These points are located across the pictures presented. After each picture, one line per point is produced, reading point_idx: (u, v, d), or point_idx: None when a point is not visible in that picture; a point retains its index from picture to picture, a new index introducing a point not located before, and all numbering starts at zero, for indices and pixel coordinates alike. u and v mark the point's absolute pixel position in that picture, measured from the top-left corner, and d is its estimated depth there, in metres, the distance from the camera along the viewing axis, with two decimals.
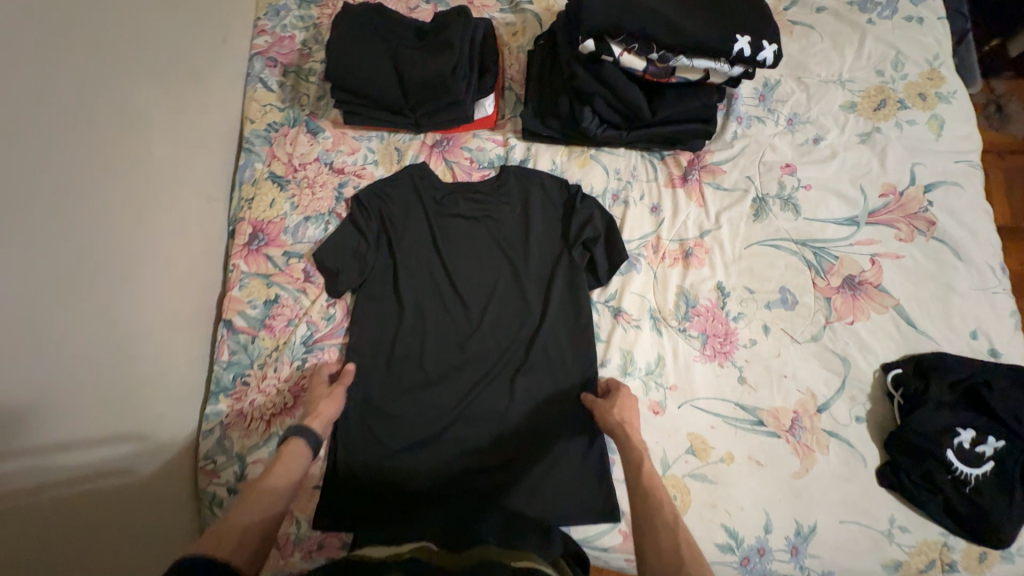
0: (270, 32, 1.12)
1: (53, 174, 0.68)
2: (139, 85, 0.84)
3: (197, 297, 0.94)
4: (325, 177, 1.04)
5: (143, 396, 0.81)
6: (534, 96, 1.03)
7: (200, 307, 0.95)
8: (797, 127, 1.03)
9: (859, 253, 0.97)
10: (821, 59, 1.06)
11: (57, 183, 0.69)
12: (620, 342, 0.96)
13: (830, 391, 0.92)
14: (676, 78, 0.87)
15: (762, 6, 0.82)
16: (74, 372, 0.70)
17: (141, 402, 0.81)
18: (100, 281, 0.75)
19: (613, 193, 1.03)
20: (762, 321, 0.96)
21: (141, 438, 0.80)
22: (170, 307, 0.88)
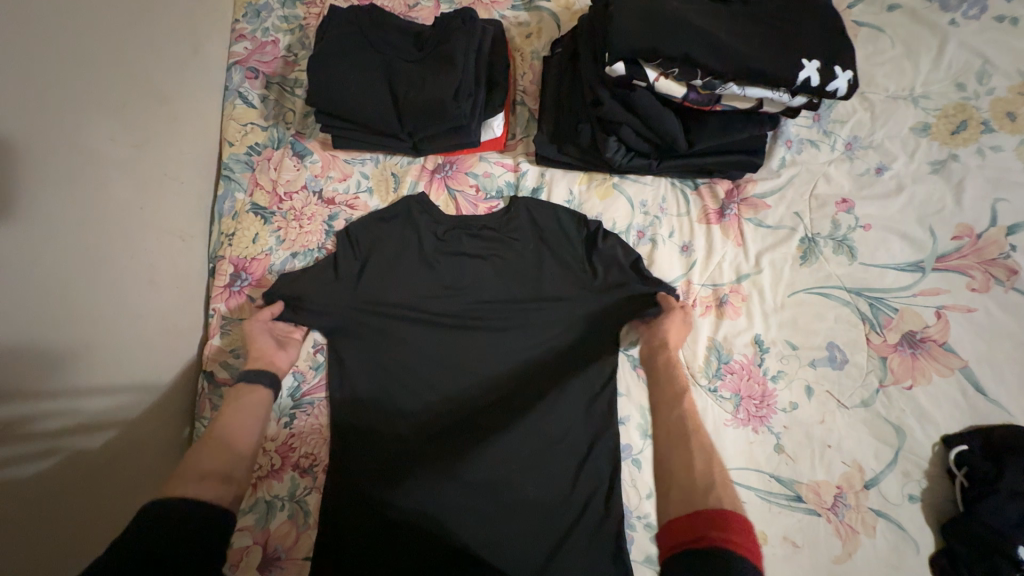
0: (250, 37, 0.99)
1: None
2: (92, 116, 0.71)
3: (175, 349, 0.85)
4: (314, 208, 0.93)
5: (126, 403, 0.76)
6: (549, 117, 0.89)
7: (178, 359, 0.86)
8: (857, 152, 0.89)
9: (923, 305, 0.84)
10: (889, 70, 0.90)
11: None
12: (642, 401, 0.86)
13: (880, 465, 0.81)
14: (721, 107, 0.73)
15: (833, 22, 0.68)
16: (30, 418, 0.63)
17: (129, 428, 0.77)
18: (50, 356, 0.65)
19: (638, 229, 0.90)
20: (804, 382, 0.84)
21: (135, 429, 0.77)
22: (141, 360, 0.79)
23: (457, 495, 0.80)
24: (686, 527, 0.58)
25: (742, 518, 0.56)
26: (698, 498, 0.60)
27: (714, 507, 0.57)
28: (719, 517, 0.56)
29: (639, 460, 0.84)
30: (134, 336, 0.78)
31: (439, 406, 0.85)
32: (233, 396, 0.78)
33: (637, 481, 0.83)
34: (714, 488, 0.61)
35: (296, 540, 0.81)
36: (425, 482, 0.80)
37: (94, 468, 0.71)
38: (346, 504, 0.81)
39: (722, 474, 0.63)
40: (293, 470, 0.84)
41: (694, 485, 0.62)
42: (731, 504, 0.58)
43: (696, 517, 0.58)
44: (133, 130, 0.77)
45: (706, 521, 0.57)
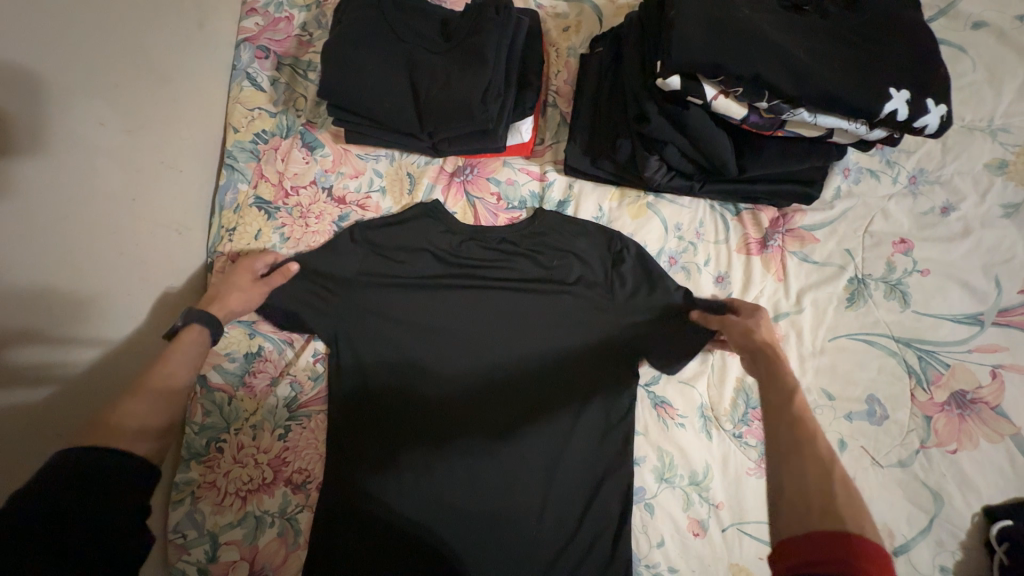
0: (262, 12, 0.92)
1: None
2: (85, 95, 0.64)
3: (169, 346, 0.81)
4: (322, 205, 0.86)
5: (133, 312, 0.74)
6: (585, 125, 0.82)
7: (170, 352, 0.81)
8: (921, 188, 0.81)
9: (978, 361, 0.76)
10: (967, 96, 0.81)
11: None
12: (660, 441, 0.80)
13: (912, 531, 0.73)
14: (784, 132, 0.66)
15: (919, 48, 0.60)
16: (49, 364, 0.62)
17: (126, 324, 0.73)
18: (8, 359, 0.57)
19: (670, 255, 0.83)
20: (838, 435, 0.77)
21: (139, 311, 0.75)
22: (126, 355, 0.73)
23: (452, 519, 0.75)
24: (807, 546, 0.44)
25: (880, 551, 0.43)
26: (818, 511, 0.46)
27: (841, 531, 0.44)
28: (846, 546, 0.43)
29: (652, 504, 0.78)
30: (118, 336, 0.72)
31: (430, 427, 0.78)
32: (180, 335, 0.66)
33: (648, 527, 0.77)
34: (837, 504, 0.46)
35: (284, 559, 0.77)
36: (418, 509, 0.76)
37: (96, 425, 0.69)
38: (334, 529, 0.75)
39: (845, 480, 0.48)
40: (285, 486, 0.79)
41: (811, 491, 0.48)
42: (859, 526, 0.44)
43: (819, 538, 0.44)
44: (128, 113, 0.70)
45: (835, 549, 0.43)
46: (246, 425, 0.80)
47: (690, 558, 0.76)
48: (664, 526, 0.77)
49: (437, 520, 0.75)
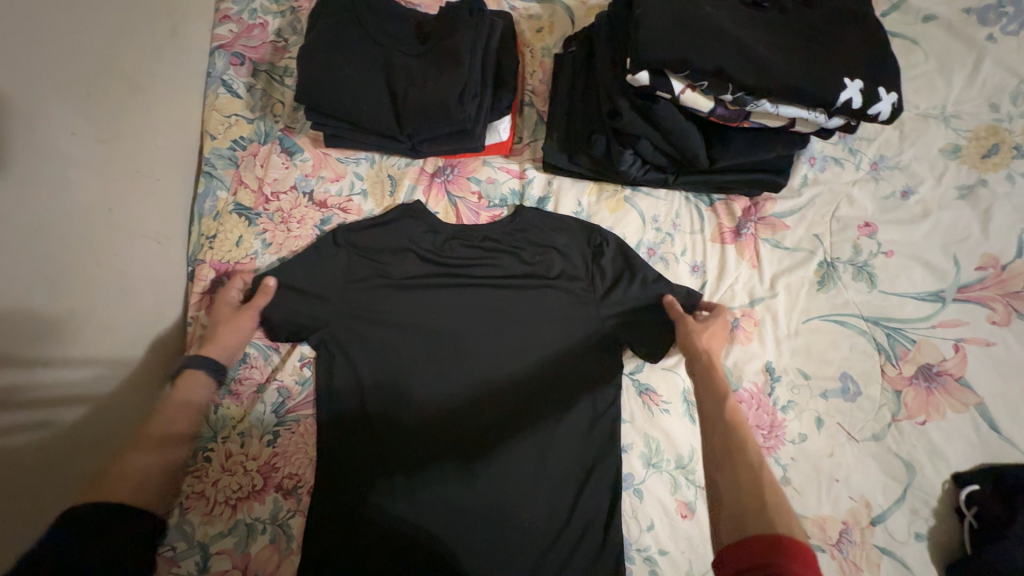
0: (236, 19, 0.92)
1: None
2: (60, 106, 0.64)
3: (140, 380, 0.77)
4: (303, 210, 0.86)
5: (114, 323, 0.73)
6: (561, 123, 0.84)
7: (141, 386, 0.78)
8: (882, 174, 0.85)
9: (941, 336, 0.80)
10: (920, 85, 0.86)
11: None
12: (646, 427, 0.82)
13: (888, 501, 0.77)
14: (750, 123, 0.69)
15: (870, 40, 0.64)
16: (34, 377, 0.61)
17: (109, 336, 0.72)
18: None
19: (649, 246, 0.85)
20: (814, 413, 0.80)
21: (121, 321, 0.74)
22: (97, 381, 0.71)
23: (444, 515, 0.76)
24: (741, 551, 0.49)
25: (800, 544, 0.48)
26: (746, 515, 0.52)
27: (775, 533, 0.48)
28: (776, 545, 0.47)
29: (640, 489, 0.80)
30: (101, 348, 0.71)
31: (420, 425, 0.79)
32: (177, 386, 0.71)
33: (638, 512, 0.79)
34: (769, 509, 0.52)
35: (277, 566, 0.76)
36: (410, 506, 0.76)
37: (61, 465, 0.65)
38: (327, 532, 0.75)
39: (773, 489, 0.54)
40: (276, 492, 0.78)
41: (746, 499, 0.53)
42: (788, 528, 0.49)
43: (753, 542, 0.49)
44: (103, 123, 0.70)
45: (766, 547, 0.48)
46: (231, 431, 0.80)
47: (680, 539, 0.78)
48: (654, 510, 0.79)
49: (429, 517, 0.76)
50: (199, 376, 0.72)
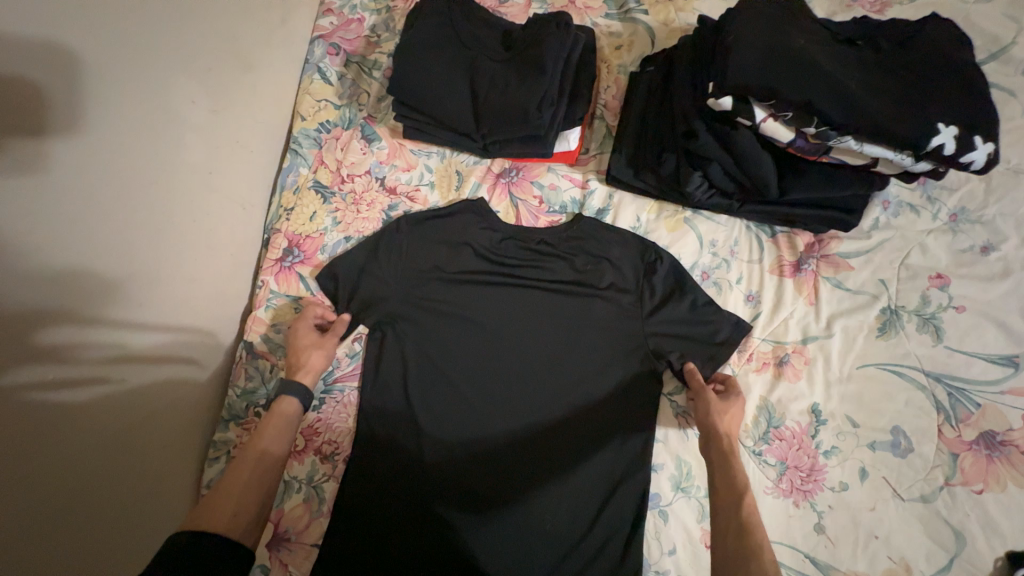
0: (337, 13, 0.99)
1: (83, 186, 0.60)
2: (181, 76, 0.72)
3: (191, 361, 0.80)
4: (373, 194, 0.92)
5: (196, 276, 0.80)
6: (631, 140, 0.86)
7: (193, 369, 0.80)
8: (961, 226, 0.82)
9: (1010, 404, 0.75)
10: (1015, 139, 0.82)
11: (86, 197, 0.60)
12: (679, 449, 0.81)
13: (931, 568, 0.72)
14: (828, 158, 0.69)
15: (967, 87, 0.62)
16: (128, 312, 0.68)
17: (191, 288, 0.79)
18: (89, 309, 0.62)
19: (703, 269, 0.85)
20: (859, 463, 0.77)
21: (202, 276, 0.81)
22: (170, 344, 0.75)
23: (467, 504, 0.77)
24: None
25: None
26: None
27: None
28: None
29: (666, 512, 0.78)
30: (184, 298, 0.78)
31: (456, 413, 0.82)
32: (270, 411, 0.73)
33: (661, 534, 0.78)
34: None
35: (307, 526, 0.78)
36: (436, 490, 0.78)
37: (113, 433, 0.66)
38: (355, 502, 0.78)
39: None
40: (315, 455, 0.82)
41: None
42: None
43: None
44: (213, 94, 0.78)
45: None
46: None
47: (701, 569, 0.76)
48: (678, 534, 0.77)
49: (451, 505, 0.77)
50: (291, 406, 0.74)
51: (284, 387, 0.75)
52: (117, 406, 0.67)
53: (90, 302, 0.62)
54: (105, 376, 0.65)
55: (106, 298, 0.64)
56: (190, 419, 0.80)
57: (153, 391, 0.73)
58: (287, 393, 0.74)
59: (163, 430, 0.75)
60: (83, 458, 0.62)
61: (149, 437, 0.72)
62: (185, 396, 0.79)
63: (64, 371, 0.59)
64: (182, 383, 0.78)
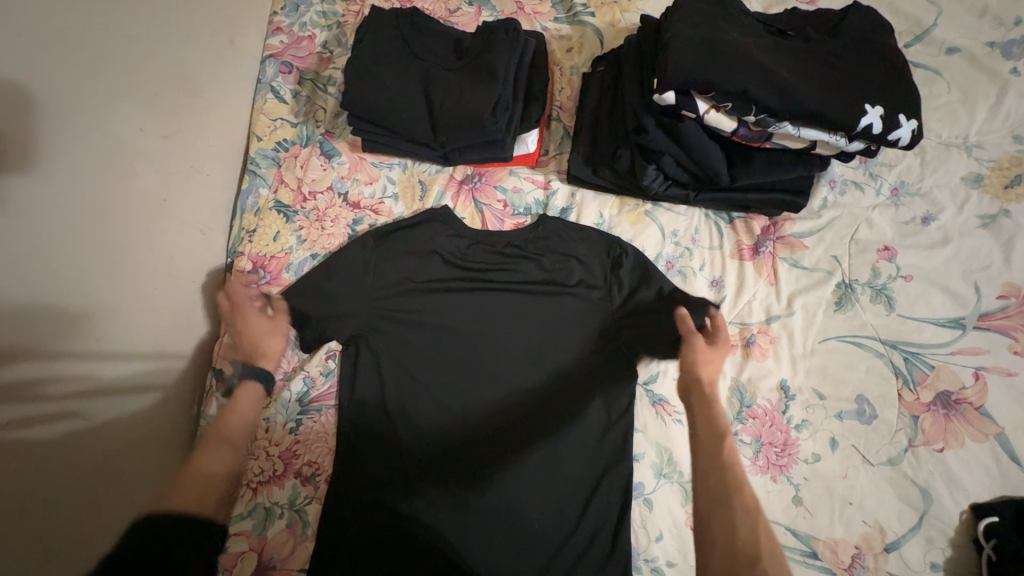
0: (287, 31, 0.99)
1: (29, 221, 0.58)
2: (128, 103, 0.71)
3: (158, 392, 0.78)
4: (337, 210, 0.91)
5: (157, 307, 0.77)
6: (587, 139, 0.88)
7: (160, 401, 0.78)
8: (903, 199, 0.86)
9: (961, 363, 0.79)
10: (943, 115, 0.88)
11: (33, 232, 0.58)
12: (658, 437, 0.82)
13: (903, 528, 0.75)
14: (771, 144, 0.72)
15: (888, 69, 0.67)
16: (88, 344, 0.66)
17: (153, 318, 0.77)
18: (49, 341, 0.61)
19: (667, 259, 0.87)
20: (829, 433, 0.80)
21: (164, 305, 0.79)
22: (136, 374, 0.74)
23: (452, 510, 0.77)
24: None
25: None
26: (739, 566, 0.52)
27: None
28: None
29: (650, 500, 0.80)
30: (146, 329, 0.76)
31: (437, 422, 0.82)
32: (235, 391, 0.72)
33: (647, 522, 0.79)
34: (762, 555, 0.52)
35: (292, 550, 0.77)
36: (421, 500, 0.77)
37: (80, 474, 0.64)
38: (338, 518, 0.77)
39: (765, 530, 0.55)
40: (295, 478, 0.80)
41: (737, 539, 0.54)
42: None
43: None
44: (162, 119, 0.76)
45: None
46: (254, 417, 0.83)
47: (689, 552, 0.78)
48: (664, 521, 0.79)
49: (437, 514, 0.77)
50: (256, 389, 0.73)
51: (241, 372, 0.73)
52: (78, 447, 0.64)
53: (49, 336, 0.61)
54: (70, 411, 0.63)
55: (61, 334, 0.62)
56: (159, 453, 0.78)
57: (120, 422, 0.71)
58: (251, 376, 0.73)
59: (133, 467, 0.72)
60: (52, 504, 0.60)
61: (123, 471, 0.71)
62: (151, 430, 0.77)
63: (25, 411, 0.57)
64: (150, 414, 0.76)
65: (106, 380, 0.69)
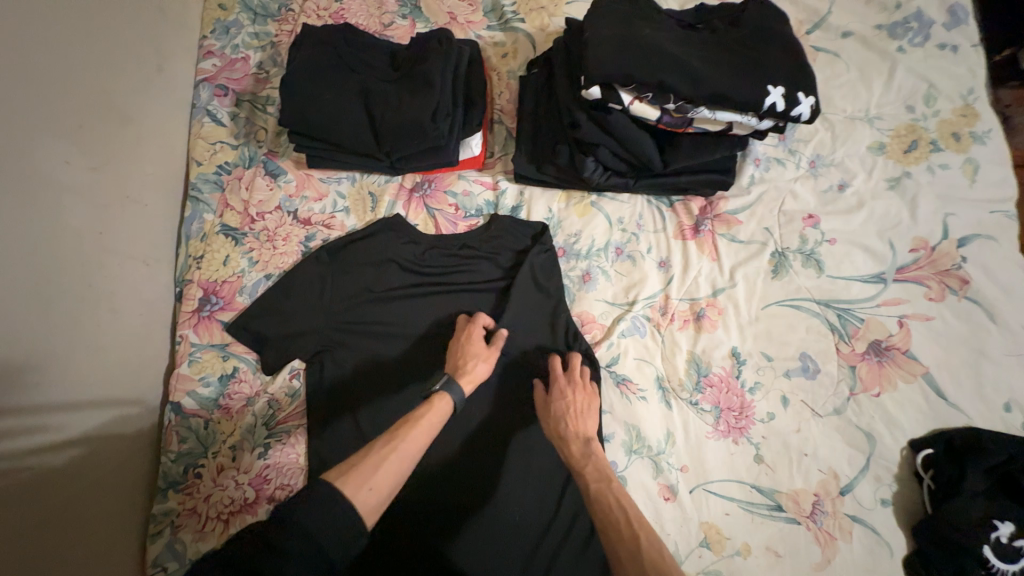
0: (219, 54, 0.98)
1: None
2: (49, 140, 0.69)
3: (108, 447, 0.73)
4: (288, 228, 0.90)
5: (104, 344, 0.75)
6: (528, 138, 0.91)
7: (111, 458, 0.74)
8: (820, 170, 0.94)
9: (886, 314, 0.87)
10: (846, 92, 0.97)
11: None
12: (625, 416, 0.85)
13: (853, 471, 0.81)
14: (693, 129, 0.77)
15: (786, 53, 0.74)
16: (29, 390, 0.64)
17: (101, 357, 0.74)
18: None
19: (617, 246, 0.92)
20: (780, 392, 0.86)
21: (113, 342, 0.76)
22: (86, 422, 0.71)
23: (432, 512, 0.78)
24: None
25: None
26: None
27: None
28: None
29: (624, 477, 0.82)
30: (94, 369, 0.73)
31: None
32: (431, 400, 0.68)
33: None
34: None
35: None
36: (400, 506, 0.78)
37: (34, 529, 0.61)
38: None
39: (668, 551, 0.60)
40: (268, 504, 0.78)
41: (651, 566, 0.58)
42: None
43: None
44: (90, 153, 0.75)
45: None
46: (222, 447, 0.80)
47: (665, 522, 0.80)
48: (639, 496, 0.81)
49: (419, 520, 0.77)
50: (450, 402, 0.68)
51: (447, 384, 0.70)
52: (30, 501, 0.62)
53: None
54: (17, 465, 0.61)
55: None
56: (112, 516, 0.72)
57: (76, 470, 0.68)
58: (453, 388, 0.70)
59: (80, 537, 0.67)
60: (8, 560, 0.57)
61: (80, 523, 0.68)
62: (98, 493, 0.71)
63: None
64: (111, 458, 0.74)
65: (52, 434, 0.66)
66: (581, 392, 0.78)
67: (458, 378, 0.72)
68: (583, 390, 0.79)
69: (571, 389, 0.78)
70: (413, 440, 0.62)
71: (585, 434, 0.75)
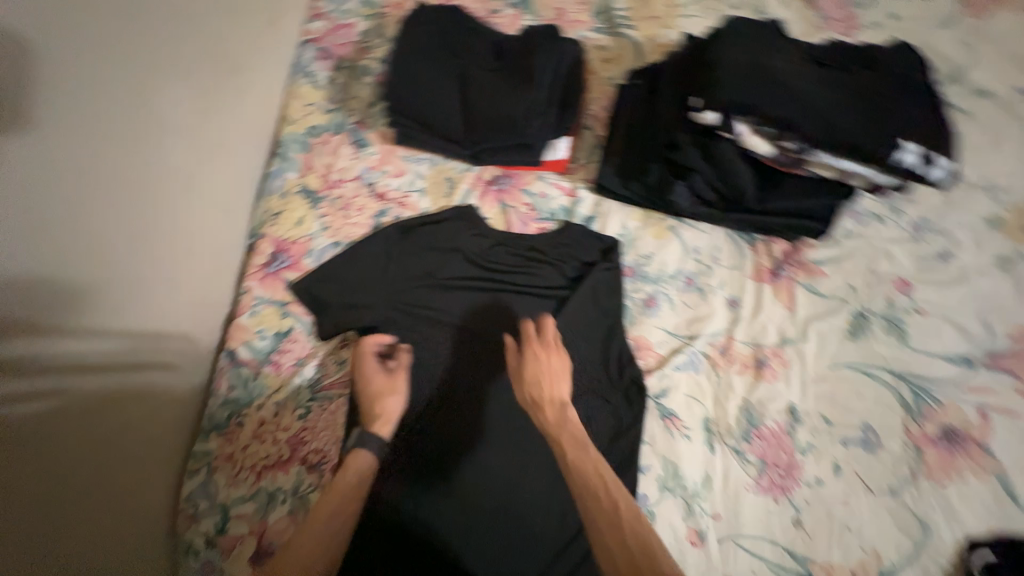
0: (328, 19, 1.01)
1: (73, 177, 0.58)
2: (168, 71, 0.71)
3: (162, 377, 0.75)
4: (363, 200, 0.91)
5: (176, 277, 0.77)
6: (617, 152, 0.89)
7: (162, 388, 0.75)
8: (924, 236, 0.88)
9: (967, 400, 0.81)
10: (967, 156, 0.90)
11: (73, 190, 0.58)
12: (665, 450, 0.81)
13: (901, 557, 0.75)
14: (806, 172, 0.73)
15: (922, 103, 0.68)
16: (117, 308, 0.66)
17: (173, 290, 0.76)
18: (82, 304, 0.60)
19: (687, 275, 0.88)
20: (833, 459, 0.81)
21: (187, 276, 0.79)
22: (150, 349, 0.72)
23: None
24: None
25: None
26: None
27: None
28: None
29: (653, 512, 0.78)
30: (166, 299, 0.75)
31: None
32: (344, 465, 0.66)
33: None
34: None
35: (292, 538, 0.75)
36: (412, 501, 0.72)
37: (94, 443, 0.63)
38: None
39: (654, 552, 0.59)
40: (300, 464, 0.79)
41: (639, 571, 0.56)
42: None
43: None
44: (200, 91, 0.77)
45: None
46: (266, 400, 0.83)
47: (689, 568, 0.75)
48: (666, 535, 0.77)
49: None
50: (368, 458, 0.67)
51: (360, 437, 0.68)
52: (96, 417, 0.63)
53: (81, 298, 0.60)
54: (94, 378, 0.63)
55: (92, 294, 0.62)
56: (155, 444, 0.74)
57: (135, 393, 0.70)
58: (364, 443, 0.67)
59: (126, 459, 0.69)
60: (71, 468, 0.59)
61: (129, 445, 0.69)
62: (147, 424, 0.72)
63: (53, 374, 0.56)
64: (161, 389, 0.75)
65: (125, 355, 0.68)
66: (554, 356, 0.75)
67: (372, 426, 0.70)
68: (556, 352, 0.75)
69: (544, 352, 0.74)
70: (330, 512, 0.63)
71: (560, 400, 0.71)
